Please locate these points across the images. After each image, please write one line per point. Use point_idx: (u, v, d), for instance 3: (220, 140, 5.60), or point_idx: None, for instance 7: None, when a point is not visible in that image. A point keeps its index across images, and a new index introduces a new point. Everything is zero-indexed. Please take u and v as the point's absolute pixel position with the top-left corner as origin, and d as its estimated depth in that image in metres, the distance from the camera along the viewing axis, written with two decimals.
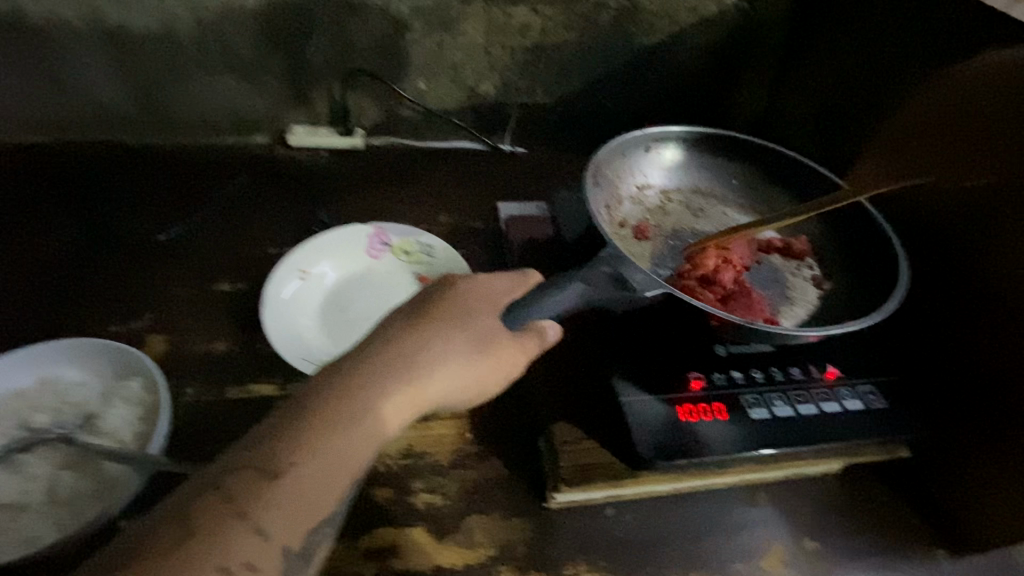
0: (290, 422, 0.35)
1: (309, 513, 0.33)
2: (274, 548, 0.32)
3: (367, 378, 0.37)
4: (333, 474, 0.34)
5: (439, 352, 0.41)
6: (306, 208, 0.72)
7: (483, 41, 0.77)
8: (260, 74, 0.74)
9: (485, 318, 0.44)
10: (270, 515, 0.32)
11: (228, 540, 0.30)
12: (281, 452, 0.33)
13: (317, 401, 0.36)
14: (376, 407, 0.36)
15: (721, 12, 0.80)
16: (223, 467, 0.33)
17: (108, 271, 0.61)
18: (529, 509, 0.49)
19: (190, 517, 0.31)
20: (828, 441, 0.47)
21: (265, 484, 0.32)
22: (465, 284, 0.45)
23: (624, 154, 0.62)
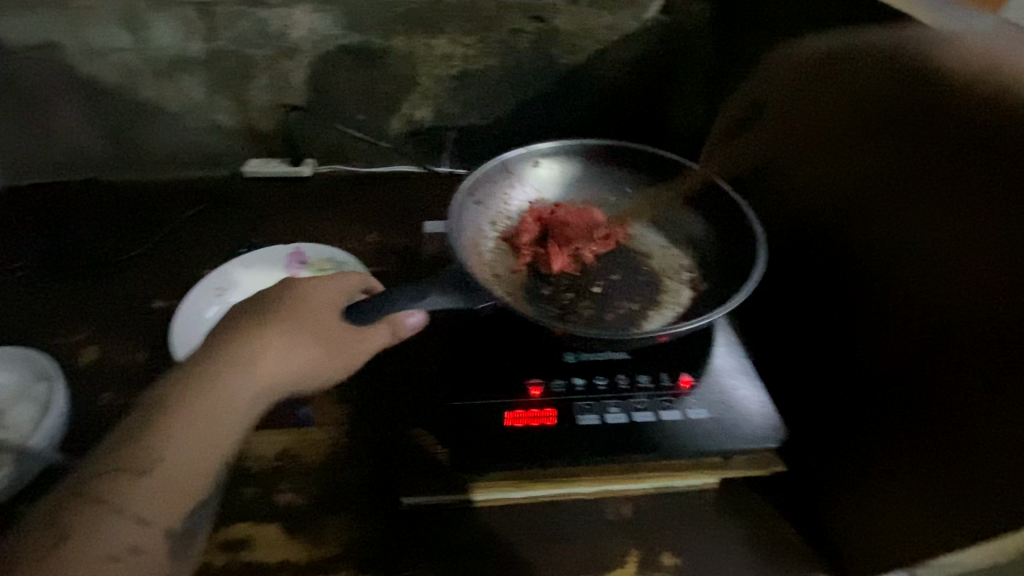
0: (142, 426, 0.39)
1: (182, 496, 0.39)
2: (156, 530, 0.38)
3: (218, 377, 0.42)
4: (198, 465, 0.39)
5: (283, 350, 0.45)
6: (246, 232, 0.79)
7: (409, 72, 0.82)
8: (214, 115, 0.83)
9: (325, 323, 0.47)
10: (145, 506, 0.37)
11: (108, 532, 0.36)
12: (146, 453, 0.38)
13: (172, 403, 0.40)
14: (224, 405, 0.41)
15: (642, 27, 0.81)
16: (89, 474, 0.38)
17: (65, 291, 0.70)
18: (383, 510, 0.51)
19: (63, 520, 0.36)
20: (656, 450, 0.46)
21: (134, 481, 0.37)
22: (295, 296, 0.47)
23: (511, 171, 0.64)
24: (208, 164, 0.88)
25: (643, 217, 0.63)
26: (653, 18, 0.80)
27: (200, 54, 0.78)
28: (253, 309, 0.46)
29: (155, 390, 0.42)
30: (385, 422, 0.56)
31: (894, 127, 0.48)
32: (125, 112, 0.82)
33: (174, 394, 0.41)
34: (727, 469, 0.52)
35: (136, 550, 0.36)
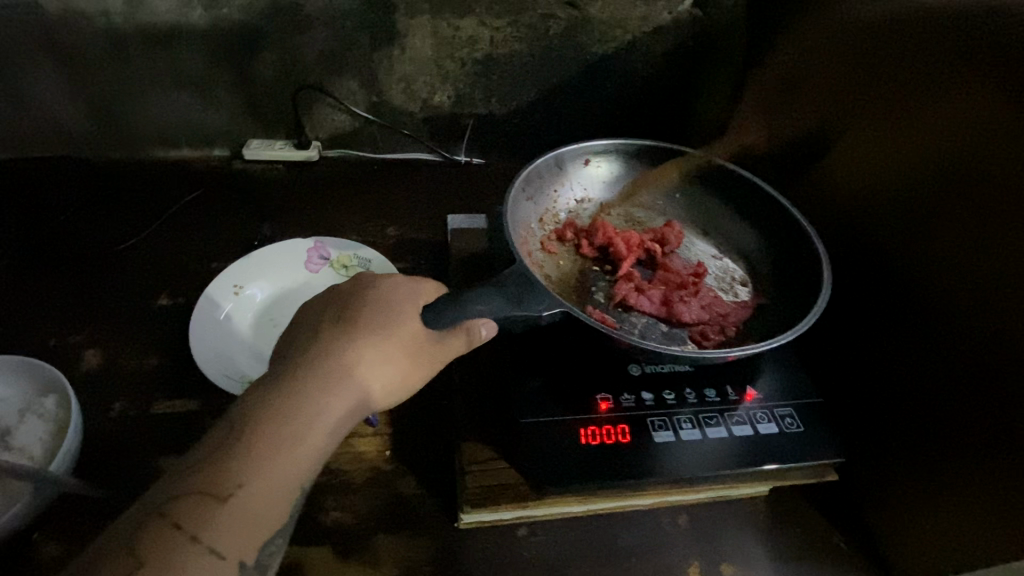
0: (227, 442, 0.35)
1: (261, 524, 0.34)
2: (230, 564, 0.33)
3: (304, 392, 0.38)
4: (279, 492, 0.35)
5: (361, 359, 0.41)
6: (253, 222, 0.73)
7: (432, 54, 0.77)
8: (213, 91, 0.76)
9: (402, 329, 0.43)
10: (224, 534, 0.33)
11: (186, 563, 0.31)
12: (230, 474, 0.34)
13: (257, 419, 0.36)
14: (310, 422, 0.37)
15: (675, 19, 0.78)
16: (166, 492, 0.33)
17: (54, 285, 0.63)
18: (440, 528, 0.49)
19: (137, 545, 0.31)
20: (735, 467, 0.46)
21: (216, 507, 0.33)
22: (375, 301, 0.44)
23: (560, 167, 0.61)
24: (202, 144, 0.80)
25: (691, 227, 0.62)
26: (686, 10, 0.78)
27: (202, 23, 0.70)
28: (336, 317, 0.43)
29: (238, 403, 0.38)
30: (430, 434, 0.54)
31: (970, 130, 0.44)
32: (109, 83, 0.73)
33: (261, 408, 0.37)
34: (781, 481, 0.50)
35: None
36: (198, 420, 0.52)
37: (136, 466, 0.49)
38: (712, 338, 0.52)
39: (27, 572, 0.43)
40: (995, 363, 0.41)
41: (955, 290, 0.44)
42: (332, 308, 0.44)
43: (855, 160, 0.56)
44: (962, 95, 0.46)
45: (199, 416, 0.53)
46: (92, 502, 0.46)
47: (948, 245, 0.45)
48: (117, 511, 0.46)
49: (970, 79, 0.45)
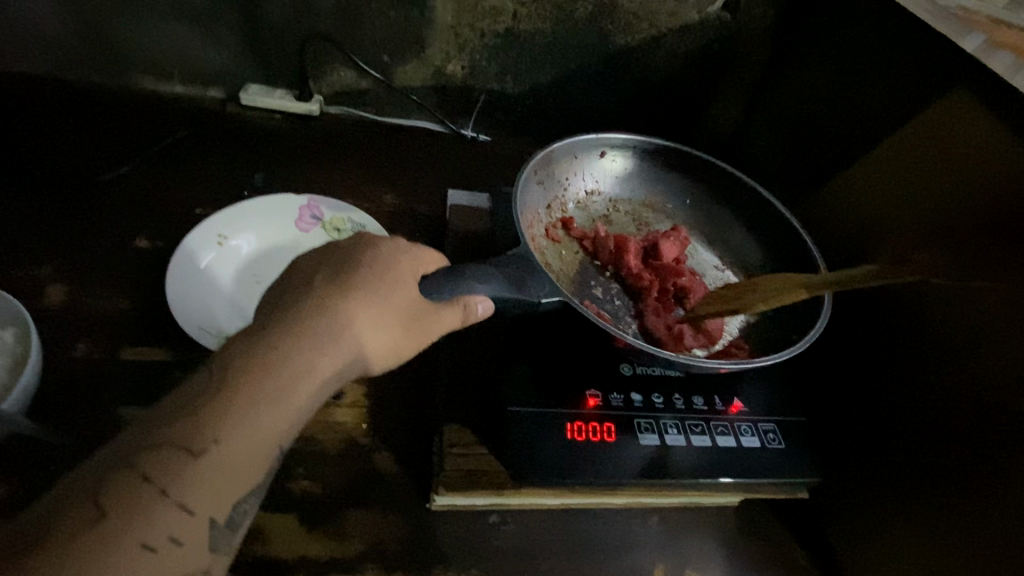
0: (206, 394, 0.33)
1: (235, 482, 0.33)
2: (201, 521, 0.31)
3: (293, 350, 0.35)
4: (256, 452, 0.33)
5: (354, 321, 0.38)
6: (244, 171, 0.69)
7: (451, 21, 0.74)
8: (215, 27, 0.71)
9: (399, 296, 0.40)
10: (196, 492, 0.31)
11: (152, 519, 0.30)
12: (206, 429, 0.32)
13: (239, 374, 0.34)
14: (297, 382, 0.35)
15: (703, 19, 0.76)
16: (136, 441, 0.31)
17: (25, 212, 0.60)
18: (411, 506, 0.48)
19: (102, 494, 0.29)
20: (714, 476, 0.46)
21: (188, 462, 0.31)
22: (374, 261, 0.40)
23: (574, 155, 0.59)
24: (197, 83, 0.76)
25: (697, 233, 0.62)
26: (716, 12, 0.76)
27: None
28: (331, 272, 0.40)
29: (221, 354, 0.35)
30: (409, 412, 0.52)
31: (991, 172, 0.44)
32: (103, 4, 0.68)
33: (243, 363, 0.34)
34: (753, 493, 0.50)
35: (179, 541, 0.30)
36: (166, 371, 0.50)
37: (95, 411, 0.46)
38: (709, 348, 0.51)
39: None
40: (984, 404, 0.42)
41: (951, 329, 0.45)
42: (328, 260, 0.41)
43: (853, 194, 0.57)
44: (986, 136, 0.45)
45: (167, 366, 0.50)
46: (44, 444, 0.44)
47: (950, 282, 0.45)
48: (71, 458, 0.44)
49: (997, 124, 0.45)
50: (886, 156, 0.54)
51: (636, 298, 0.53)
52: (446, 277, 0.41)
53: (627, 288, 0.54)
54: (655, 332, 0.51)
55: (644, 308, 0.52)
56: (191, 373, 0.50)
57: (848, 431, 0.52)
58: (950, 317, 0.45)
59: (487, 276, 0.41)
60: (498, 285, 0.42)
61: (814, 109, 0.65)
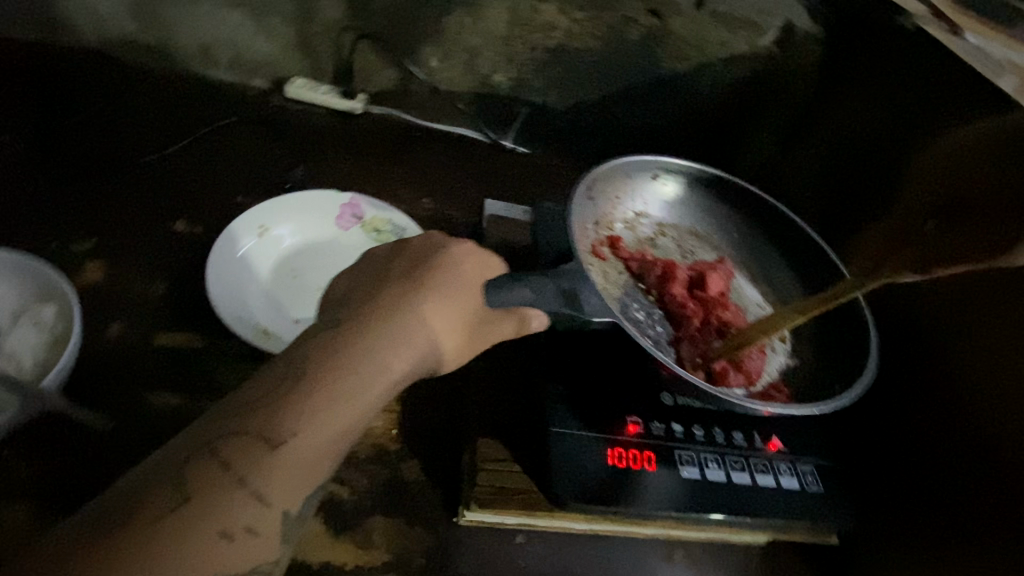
0: (284, 383, 0.33)
1: (309, 477, 0.32)
2: (275, 513, 0.31)
3: (368, 347, 0.35)
4: (330, 446, 0.32)
5: (423, 323, 0.37)
6: (285, 163, 0.69)
7: (504, 32, 0.74)
8: (269, 17, 0.71)
9: (462, 303, 0.39)
10: (272, 484, 0.31)
11: (229, 509, 0.29)
12: (282, 421, 0.31)
13: (317, 366, 0.33)
14: (373, 379, 0.34)
15: (752, 50, 0.74)
16: (216, 428, 0.31)
17: (67, 187, 0.59)
18: (438, 520, 0.46)
19: (184, 478, 0.29)
20: (751, 516, 0.45)
21: (266, 454, 0.31)
22: (446, 264, 0.40)
23: (625, 176, 0.60)
24: (244, 71, 0.76)
25: (741, 266, 0.61)
26: (766, 45, 0.74)
27: None
28: (406, 271, 0.40)
29: (298, 344, 0.35)
30: (440, 422, 0.51)
31: None
32: None
33: (321, 357, 0.34)
34: (783, 534, 0.49)
35: (254, 532, 0.30)
36: (200, 359, 0.49)
37: (126, 394, 0.46)
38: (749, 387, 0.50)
39: None
40: None
41: (1004, 386, 0.44)
42: (400, 259, 0.41)
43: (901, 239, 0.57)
44: None
45: (200, 354, 0.49)
46: (73, 425, 0.43)
47: (1006, 340, 0.44)
48: (100, 441, 0.43)
49: None
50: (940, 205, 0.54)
51: (679, 325, 0.53)
52: (507, 289, 0.40)
53: (670, 315, 0.54)
54: (690, 363, 0.50)
55: (687, 337, 0.52)
56: (225, 363, 0.49)
57: (884, 480, 0.51)
58: (1004, 375, 0.44)
59: (545, 291, 0.41)
60: (555, 299, 0.41)
61: (863, 151, 0.65)
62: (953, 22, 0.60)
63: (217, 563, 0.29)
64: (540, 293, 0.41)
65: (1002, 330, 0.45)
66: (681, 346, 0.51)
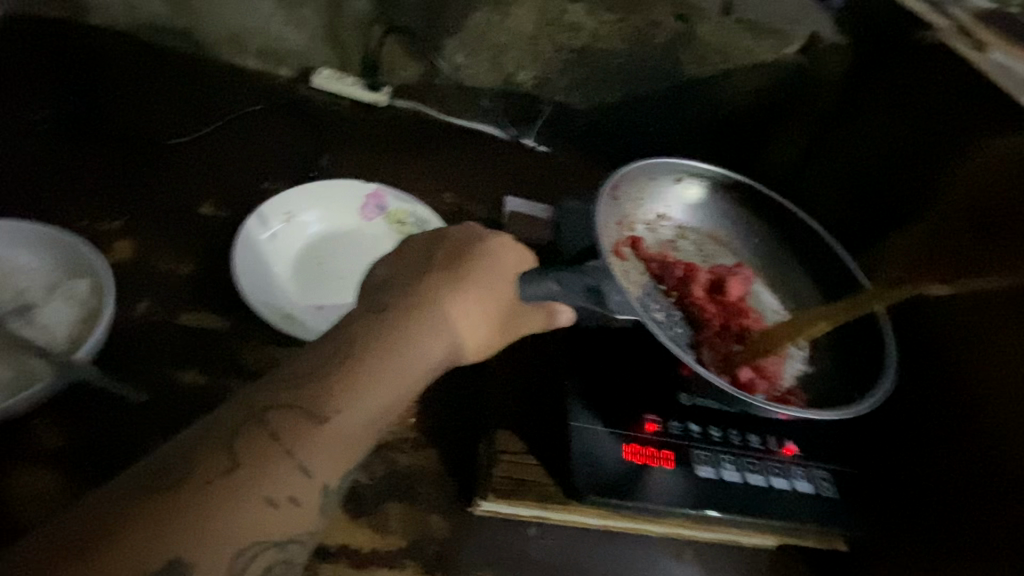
0: (330, 363, 0.33)
1: (349, 453, 0.32)
2: (316, 486, 0.31)
3: (407, 331, 0.35)
4: (371, 425, 0.33)
5: (455, 312, 0.38)
6: (310, 152, 0.70)
7: (531, 31, 0.74)
8: (299, 7, 0.72)
9: (495, 293, 0.39)
10: (316, 457, 0.31)
11: (275, 477, 0.30)
12: (329, 398, 0.32)
13: (361, 345, 0.34)
14: (413, 364, 0.35)
15: (777, 61, 0.75)
16: (266, 399, 0.32)
17: (97, 167, 0.60)
18: (453, 508, 0.47)
19: (236, 445, 0.30)
20: (764, 517, 0.45)
21: (313, 429, 0.31)
22: (484, 255, 0.41)
23: (649, 177, 0.60)
24: (271, 60, 0.77)
25: (759, 272, 0.62)
26: (791, 55, 0.75)
27: None
28: (445, 260, 0.40)
29: (342, 326, 0.36)
30: (457, 412, 0.52)
31: None
32: None
33: (367, 338, 0.35)
34: (793, 538, 0.49)
35: (297, 502, 0.31)
36: (226, 340, 0.49)
37: (153, 371, 0.46)
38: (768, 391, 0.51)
39: (24, 456, 0.40)
40: None
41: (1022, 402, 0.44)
42: (437, 249, 0.41)
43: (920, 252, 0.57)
44: None
45: (224, 335, 0.50)
46: (101, 399, 0.44)
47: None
48: (127, 416, 0.43)
49: None
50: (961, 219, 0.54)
51: (697, 326, 0.53)
52: (539, 285, 0.40)
53: (688, 315, 0.54)
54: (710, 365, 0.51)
55: (705, 338, 0.52)
56: (249, 345, 0.49)
57: (896, 489, 0.51)
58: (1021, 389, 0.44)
59: (572, 288, 0.41)
60: (582, 297, 0.41)
61: (884, 162, 0.65)
62: (979, 39, 0.61)
63: (262, 528, 0.29)
64: (568, 289, 0.41)
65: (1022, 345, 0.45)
66: (702, 349, 0.52)
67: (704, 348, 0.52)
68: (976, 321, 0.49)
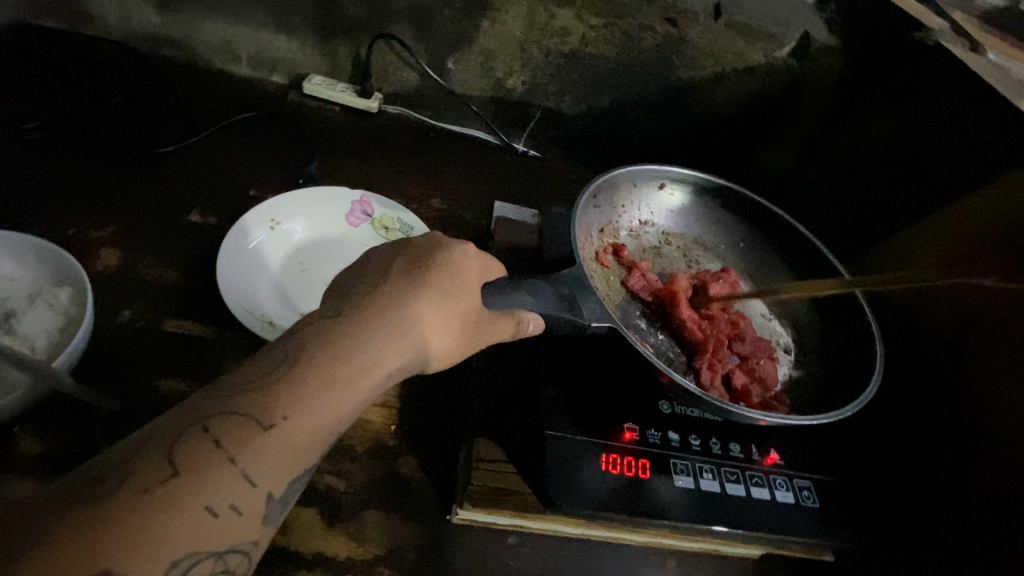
0: (280, 369, 0.33)
1: (296, 462, 0.32)
2: (260, 494, 0.31)
3: (359, 337, 0.35)
4: (321, 432, 0.33)
5: (419, 319, 0.37)
6: (299, 159, 0.70)
7: (520, 36, 0.74)
8: (289, 15, 0.72)
9: (465, 304, 0.39)
10: (260, 465, 0.31)
11: (216, 485, 0.29)
12: (278, 404, 0.32)
13: (314, 351, 0.34)
14: (366, 373, 0.34)
15: (767, 64, 0.74)
16: (210, 406, 0.31)
17: (87, 175, 0.61)
18: (431, 517, 0.47)
19: (176, 450, 0.29)
20: (744, 529, 0.44)
21: (257, 435, 0.31)
22: (446, 263, 0.41)
23: (632, 184, 0.60)
24: (263, 67, 0.77)
25: (748, 279, 0.61)
26: (783, 58, 0.74)
27: None
28: (405, 268, 0.40)
29: (296, 332, 0.35)
30: (439, 420, 0.52)
31: None
32: None
33: (318, 345, 0.34)
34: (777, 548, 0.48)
35: (238, 510, 0.30)
36: (207, 348, 0.50)
37: (133, 379, 0.47)
38: (755, 400, 0.50)
39: (2, 463, 0.41)
40: None
41: (1009, 413, 0.43)
42: (402, 257, 0.41)
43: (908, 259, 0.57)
44: None
45: (206, 342, 0.50)
46: (80, 407, 0.44)
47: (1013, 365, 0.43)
48: (105, 423, 0.44)
49: None
50: (951, 225, 0.53)
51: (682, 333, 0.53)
52: (506, 292, 0.42)
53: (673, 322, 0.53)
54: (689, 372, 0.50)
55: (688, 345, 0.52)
56: (230, 352, 0.50)
57: (882, 500, 0.50)
58: (1009, 401, 0.43)
59: (539, 295, 0.42)
60: (551, 304, 0.42)
61: (875, 167, 0.64)
62: (973, 41, 0.59)
63: (200, 538, 0.28)
64: (536, 296, 0.42)
65: (1011, 355, 0.44)
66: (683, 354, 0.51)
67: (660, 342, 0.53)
68: (964, 331, 0.48)
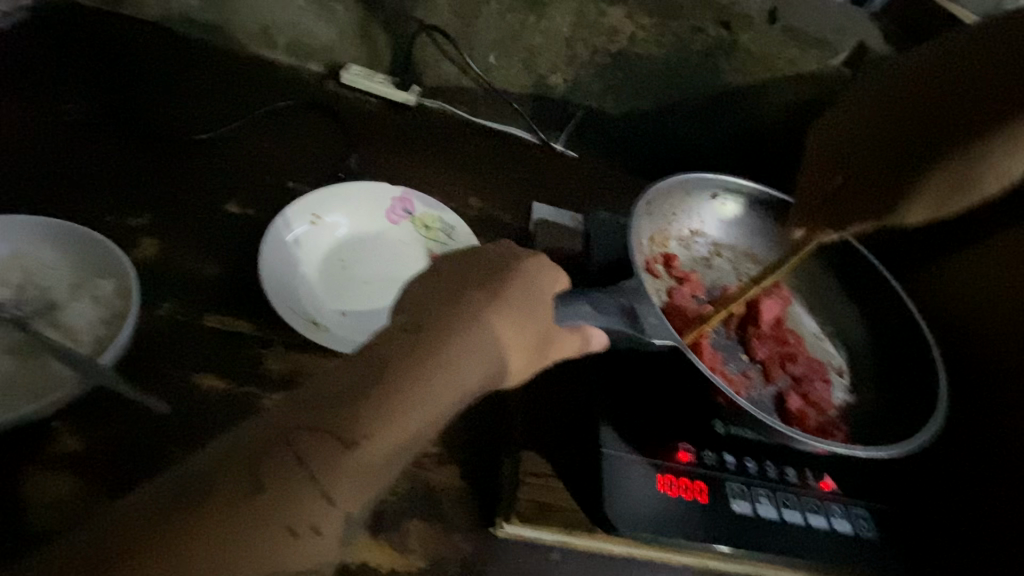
0: (362, 384, 0.32)
1: (374, 484, 0.31)
2: (339, 515, 0.30)
3: (439, 353, 0.34)
4: (399, 452, 0.32)
5: (494, 334, 0.36)
6: (337, 152, 0.69)
7: (567, 33, 0.72)
8: (330, 2, 0.70)
9: (533, 318, 0.38)
10: (342, 485, 0.30)
11: (298, 503, 0.29)
12: (360, 423, 0.31)
13: (395, 367, 0.33)
14: (446, 392, 0.33)
15: (821, 72, 0.72)
16: (294, 419, 0.30)
17: (123, 160, 0.60)
18: (475, 529, 0.45)
19: (261, 465, 0.29)
20: (800, 557, 0.43)
21: (341, 454, 0.30)
22: (515, 274, 0.39)
23: (686, 192, 0.58)
24: (301, 54, 0.75)
25: (798, 295, 0.59)
26: (836, 66, 0.72)
27: None
28: (481, 279, 0.39)
29: (374, 345, 0.35)
30: (482, 428, 0.50)
31: None
32: None
33: (400, 360, 0.33)
34: None
35: (318, 531, 0.29)
36: (248, 345, 0.48)
37: (174, 375, 0.45)
38: (811, 421, 0.49)
39: (43, 459, 0.40)
40: None
41: None
42: (475, 268, 0.40)
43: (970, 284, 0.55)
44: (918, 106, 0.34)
45: (247, 340, 0.49)
46: (121, 402, 0.43)
47: None
48: (147, 421, 0.42)
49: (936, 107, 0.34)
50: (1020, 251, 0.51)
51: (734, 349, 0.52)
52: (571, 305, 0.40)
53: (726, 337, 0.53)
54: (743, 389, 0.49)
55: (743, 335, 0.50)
56: (272, 351, 0.48)
57: None
58: None
59: (602, 308, 0.41)
60: (614, 318, 0.40)
61: None
62: None
63: (282, 556, 0.28)
64: (601, 311, 0.40)
65: None
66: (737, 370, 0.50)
67: (685, 328, 0.50)
68: None
